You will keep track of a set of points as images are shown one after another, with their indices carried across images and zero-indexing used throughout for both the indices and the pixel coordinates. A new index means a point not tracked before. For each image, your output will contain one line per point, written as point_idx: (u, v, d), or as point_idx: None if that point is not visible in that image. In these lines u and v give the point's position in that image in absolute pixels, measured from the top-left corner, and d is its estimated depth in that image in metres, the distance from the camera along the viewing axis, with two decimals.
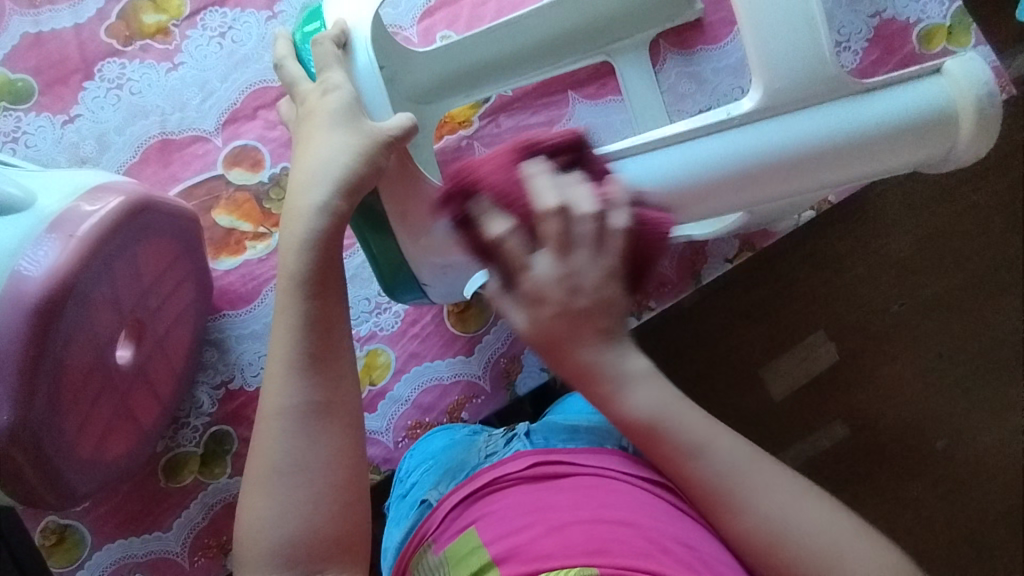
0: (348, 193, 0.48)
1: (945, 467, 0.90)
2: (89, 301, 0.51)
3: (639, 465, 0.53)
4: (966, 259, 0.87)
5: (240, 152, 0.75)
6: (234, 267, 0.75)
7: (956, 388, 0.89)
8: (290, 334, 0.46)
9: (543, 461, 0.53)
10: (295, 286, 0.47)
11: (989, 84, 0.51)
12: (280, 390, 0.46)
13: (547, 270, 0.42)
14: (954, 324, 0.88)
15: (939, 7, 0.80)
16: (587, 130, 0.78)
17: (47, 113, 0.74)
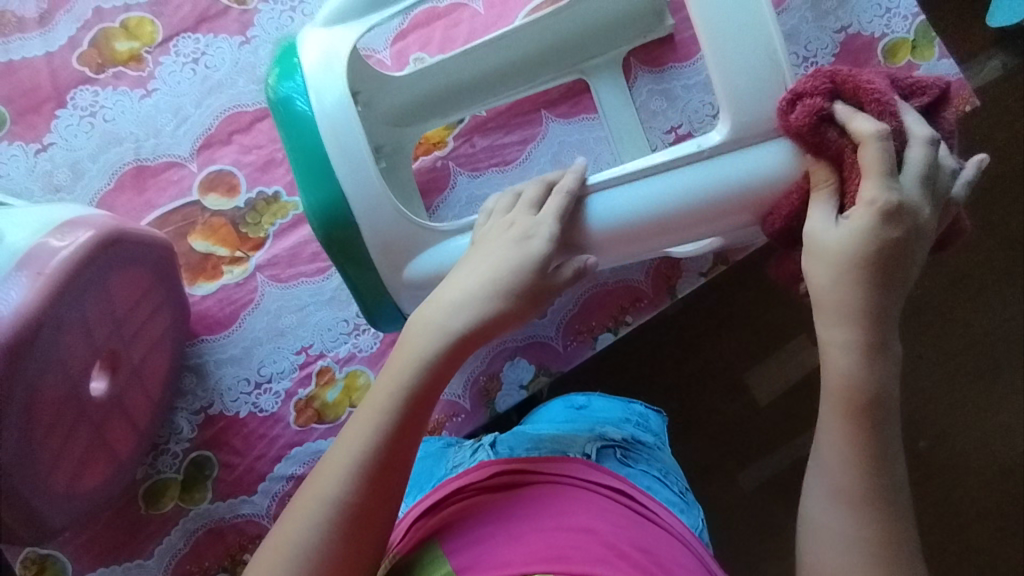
0: (475, 333, 0.49)
1: (925, 467, 0.90)
2: (60, 337, 0.52)
3: (599, 472, 0.56)
4: (944, 261, 0.89)
5: (215, 178, 0.75)
6: (212, 292, 0.75)
7: (936, 390, 0.90)
8: (364, 444, 0.46)
9: (504, 469, 0.56)
10: (387, 409, 0.47)
11: (943, 120, 0.53)
12: (330, 481, 0.46)
13: (891, 192, 0.45)
14: (939, 325, 0.90)
15: (904, 22, 0.81)
16: (562, 149, 0.79)
17: (20, 141, 0.74)
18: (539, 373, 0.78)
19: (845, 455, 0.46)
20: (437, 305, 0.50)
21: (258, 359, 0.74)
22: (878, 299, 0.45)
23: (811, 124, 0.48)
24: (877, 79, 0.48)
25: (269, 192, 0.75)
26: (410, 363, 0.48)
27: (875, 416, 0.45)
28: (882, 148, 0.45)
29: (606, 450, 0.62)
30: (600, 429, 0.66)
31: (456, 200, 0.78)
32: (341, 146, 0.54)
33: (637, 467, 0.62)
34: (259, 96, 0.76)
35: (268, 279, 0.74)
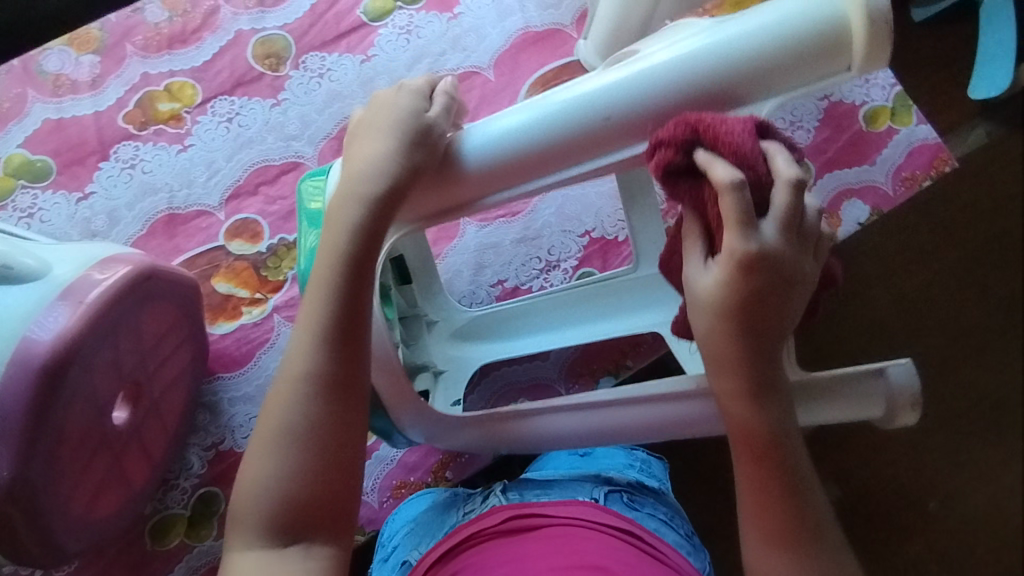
0: (383, 200, 0.47)
1: (935, 527, 0.93)
2: (93, 364, 0.55)
3: (606, 512, 0.58)
4: (943, 321, 0.95)
5: (241, 225, 0.81)
6: (230, 331, 0.79)
7: (940, 446, 0.94)
8: (318, 313, 0.47)
9: (515, 514, 0.58)
10: (318, 338, 0.46)
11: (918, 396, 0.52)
12: (302, 356, 0.47)
13: (773, 237, 0.41)
14: (945, 387, 0.93)
15: (882, 91, 0.88)
16: (565, 203, 0.84)
17: (63, 190, 0.80)
18: None
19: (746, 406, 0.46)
20: (332, 223, 0.47)
21: None
22: (742, 368, 0.45)
23: (669, 172, 0.42)
24: (738, 119, 0.40)
25: (290, 239, 0.81)
26: (324, 291, 0.47)
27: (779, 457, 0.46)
28: (743, 201, 0.39)
29: (612, 494, 0.65)
30: (606, 474, 0.67)
31: (463, 248, 0.83)
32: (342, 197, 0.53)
33: (644, 511, 0.64)
34: (286, 152, 0.83)
35: (285, 319, 0.78)
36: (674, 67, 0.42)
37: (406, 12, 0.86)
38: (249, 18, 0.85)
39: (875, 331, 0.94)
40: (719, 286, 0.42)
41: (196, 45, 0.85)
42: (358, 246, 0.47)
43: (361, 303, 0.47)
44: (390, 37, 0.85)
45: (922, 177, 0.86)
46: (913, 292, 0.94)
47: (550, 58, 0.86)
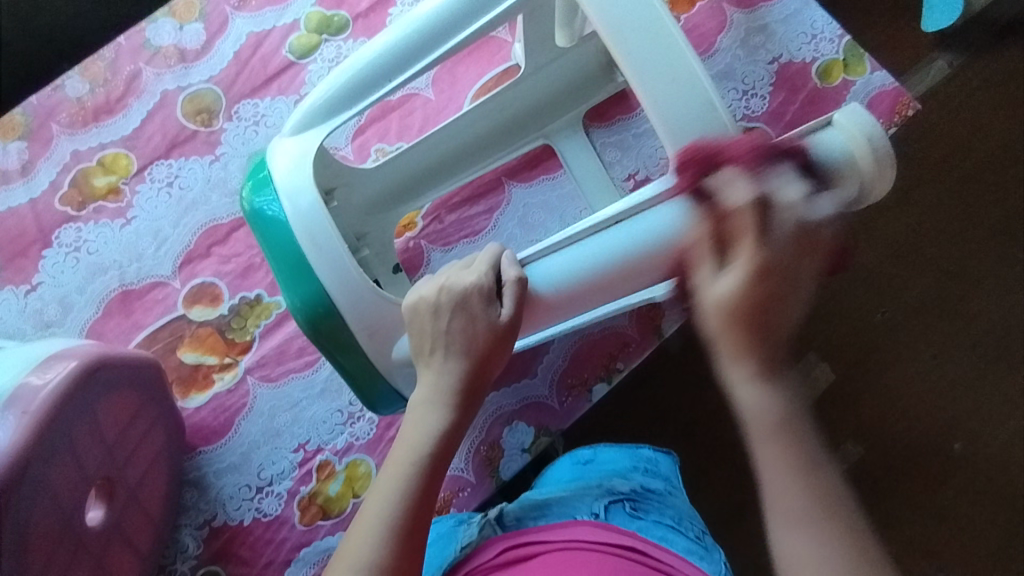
0: (464, 399, 0.50)
1: (965, 470, 0.90)
2: (50, 473, 0.52)
3: (605, 532, 0.55)
4: (935, 257, 0.93)
5: (199, 290, 0.78)
6: (204, 402, 0.76)
7: (955, 385, 0.92)
8: (389, 501, 0.46)
9: (513, 543, 0.56)
10: (381, 529, 0.45)
11: (875, 132, 0.53)
12: (360, 543, 0.45)
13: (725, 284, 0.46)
14: (943, 320, 0.92)
15: (831, 44, 0.86)
16: (527, 213, 0.82)
17: (10, 285, 0.77)
18: (539, 434, 0.77)
19: (757, 384, 0.45)
20: (415, 421, 0.49)
21: (257, 463, 0.74)
22: (751, 353, 0.45)
23: (698, 192, 0.50)
24: (741, 143, 0.49)
25: (251, 296, 0.78)
26: (392, 487, 0.46)
27: (794, 437, 0.44)
28: (757, 214, 0.46)
29: (614, 506, 0.61)
30: (608, 483, 0.65)
31: (432, 276, 0.80)
32: (320, 251, 0.52)
33: (647, 518, 0.61)
34: (233, 207, 0.80)
35: (258, 380, 0.76)
36: None
37: (333, 43, 0.83)
38: (172, 76, 0.82)
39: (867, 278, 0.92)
40: (739, 289, 0.45)
41: (123, 113, 0.82)
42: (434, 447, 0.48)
43: (429, 501, 0.47)
44: (321, 72, 0.82)
45: (886, 125, 0.83)
46: (898, 235, 0.93)
47: (487, 66, 0.83)
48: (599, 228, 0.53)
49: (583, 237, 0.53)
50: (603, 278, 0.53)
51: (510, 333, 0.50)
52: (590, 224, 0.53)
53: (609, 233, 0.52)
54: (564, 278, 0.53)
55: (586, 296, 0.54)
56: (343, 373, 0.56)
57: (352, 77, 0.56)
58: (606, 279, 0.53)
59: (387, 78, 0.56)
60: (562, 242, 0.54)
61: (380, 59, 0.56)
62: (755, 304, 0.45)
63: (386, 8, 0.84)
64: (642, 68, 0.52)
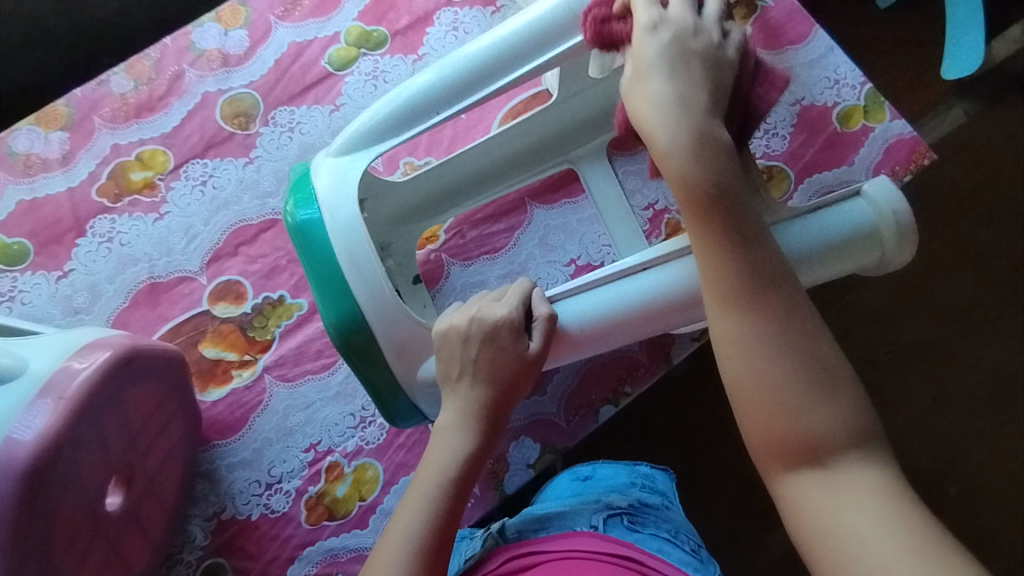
0: (488, 424, 0.53)
1: (956, 512, 0.92)
2: (79, 457, 0.54)
3: (604, 542, 0.57)
4: (942, 303, 0.95)
5: (224, 287, 0.80)
6: (222, 397, 0.78)
7: (953, 429, 0.93)
8: (416, 519, 0.49)
9: (515, 555, 0.58)
10: (409, 546, 0.48)
11: (902, 210, 0.56)
12: (387, 560, 0.47)
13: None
14: (945, 364, 0.94)
15: (852, 90, 0.88)
16: (547, 234, 0.84)
17: (42, 270, 0.80)
18: (544, 451, 0.79)
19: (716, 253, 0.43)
20: (440, 443, 0.52)
21: (268, 460, 0.76)
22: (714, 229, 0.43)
23: (601, 24, 0.53)
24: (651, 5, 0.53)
25: (275, 297, 0.80)
26: (418, 510, 0.49)
27: (764, 309, 0.42)
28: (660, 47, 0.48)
29: (613, 520, 0.64)
30: (606, 498, 0.67)
31: (451, 289, 0.82)
32: (361, 270, 0.54)
33: (644, 532, 0.63)
34: (263, 209, 0.82)
35: (276, 379, 0.78)
36: None
37: (371, 57, 0.86)
38: (214, 79, 0.85)
39: (875, 318, 0.94)
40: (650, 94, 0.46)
41: (163, 111, 0.84)
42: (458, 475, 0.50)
43: (452, 520, 0.49)
44: (357, 85, 0.85)
45: (902, 173, 0.85)
46: (906, 279, 0.95)
47: (518, 89, 0.86)
48: (618, 275, 0.55)
49: (609, 279, 0.55)
50: (623, 320, 0.55)
51: (533, 368, 0.53)
52: (614, 268, 0.56)
53: (626, 280, 0.55)
54: (583, 318, 0.55)
55: (609, 334, 0.56)
56: (369, 387, 0.58)
57: (402, 105, 0.59)
58: (623, 323, 0.55)
59: (436, 108, 0.59)
60: (591, 282, 0.56)
61: (429, 89, 0.58)
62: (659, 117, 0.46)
63: (424, 27, 0.87)
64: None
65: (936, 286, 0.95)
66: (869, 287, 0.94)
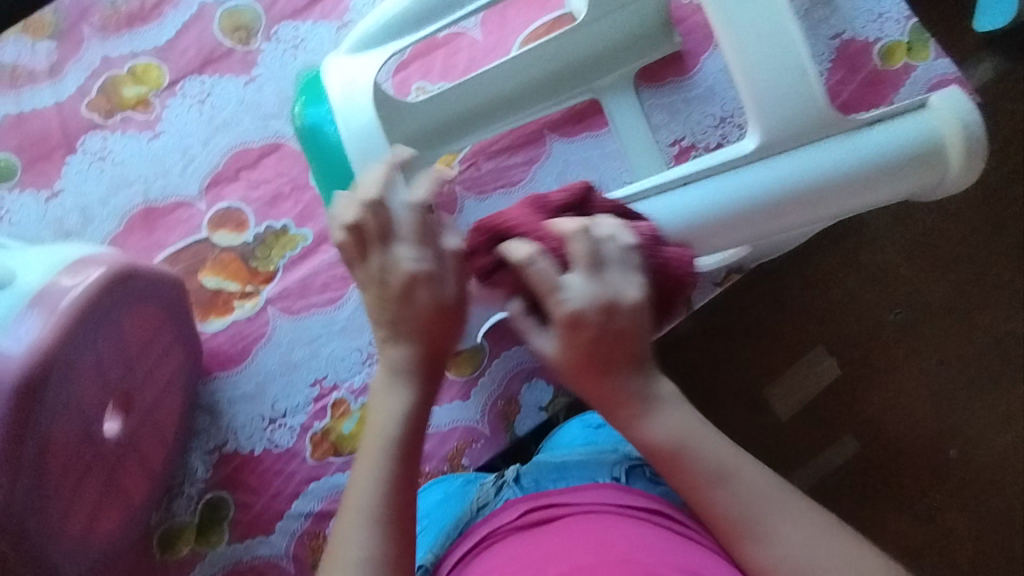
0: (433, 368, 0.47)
1: (955, 478, 0.83)
2: (71, 378, 0.50)
3: (631, 499, 0.53)
4: (964, 258, 0.85)
5: (225, 214, 0.76)
6: (223, 328, 0.74)
7: (961, 391, 0.84)
8: (371, 491, 0.44)
9: (534, 506, 0.54)
10: (367, 522, 0.43)
11: (973, 117, 0.50)
12: (352, 540, 0.42)
13: (580, 289, 0.40)
14: (962, 324, 0.84)
15: (897, 25, 0.82)
16: (566, 168, 0.79)
17: (31, 189, 0.75)
18: (557, 394, 0.76)
19: (658, 410, 0.44)
20: (375, 406, 0.47)
21: (272, 394, 0.73)
22: (644, 375, 0.44)
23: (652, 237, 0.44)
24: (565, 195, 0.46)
25: (278, 225, 0.76)
26: (371, 479, 0.44)
27: (682, 465, 0.43)
28: (587, 244, 0.41)
29: (634, 471, 0.59)
30: (623, 449, 0.63)
31: (464, 224, 0.78)
32: (377, 175, 0.50)
33: (667, 486, 0.59)
34: (265, 132, 0.77)
35: (280, 312, 0.74)
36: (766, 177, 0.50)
37: None
38: None
39: (888, 276, 0.84)
40: (559, 345, 0.42)
41: (157, 22, 0.78)
42: (407, 420, 0.46)
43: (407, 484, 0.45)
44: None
45: None
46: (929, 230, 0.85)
47: (540, 11, 0.80)
48: (711, 173, 0.51)
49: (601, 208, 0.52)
50: None
51: (458, 313, 0.46)
52: (705, 165, 0.51)
53: (723, 178, 0.51)
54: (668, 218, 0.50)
55: None
56: None
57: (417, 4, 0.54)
58: (727, 222, 0.50)
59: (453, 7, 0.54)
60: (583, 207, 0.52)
61: None
62: (573, 359, 0.42)
63: None
64: (732, 7, 0.50)
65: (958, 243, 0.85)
66: (883, 246, 0.84)
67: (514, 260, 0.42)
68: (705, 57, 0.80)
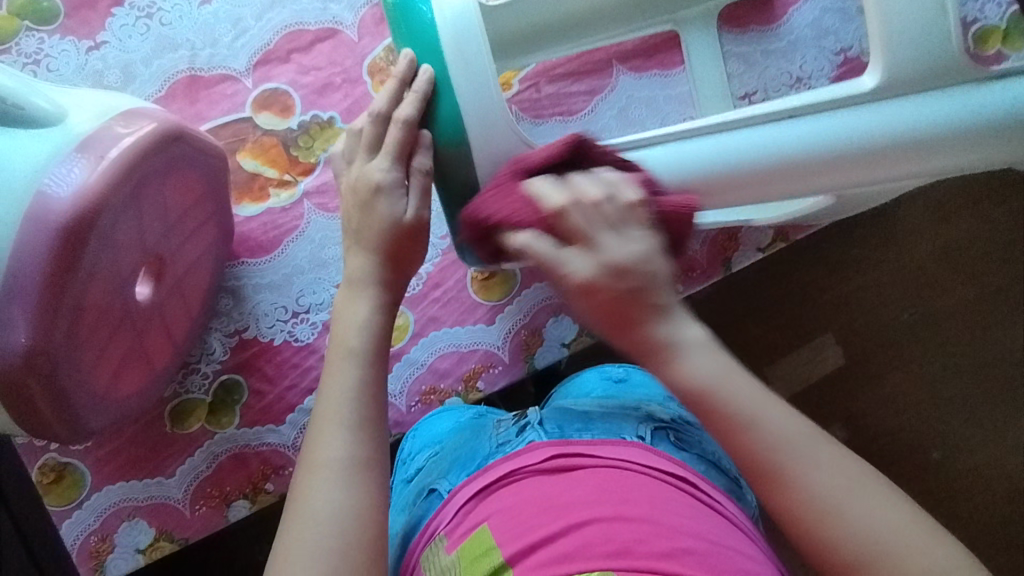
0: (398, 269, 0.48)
1: (937, 479, 0.85)
2: (115, 232, 0.48)
3: (656, 458, 0.51)
4: (982, 274, 0.86)
5: (270, 96, 0.72)
6: (257, 213, 0.72)
7: (954, 397, 0.86)
8: (350, 395, 0.43)
9: (561, 453, 0.50)
10: (341, 425, 0.42)
11: None
12: (328, 444, 0.42)
13: (611, 248, 0.39)
14: (968, 336, 0.86)
15: (998, 8, 0.77)
16: (627, 105, 0.76)
17: (72, 37, 0.71)
18: (581, 333, 0.76)
19: (697, 352, 0.40)
20: (341, 318, 0.46)
21: (298, 288, 0.72)
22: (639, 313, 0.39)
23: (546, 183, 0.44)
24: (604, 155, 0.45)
25: (324, 117, 0.73)
26: (347, 382, 0.43)
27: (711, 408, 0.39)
28: (585, 211, 0.39)
29: (659, 432, 0.57)
30: (646, 407, 0.61)
31: None
32: (469, 64, 0.47)
33: (693, 452, 0.57)
34: (322, 15, 0.73)
35: (315, 207, 0.72)
36: (790, 141, 0.49)
37: None
38: None
39: (907, 278, 0.85)
40: (587, 280, 0.39)
41: None
42: (374, 326, 0.46)
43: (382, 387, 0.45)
44: None
45: None
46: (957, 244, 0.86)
47: None
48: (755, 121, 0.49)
49: None
50: None
51: (416, 237, 0.48)
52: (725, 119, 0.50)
53: (760, 129, 0.49)
54: (769, 148, 0.49)
55: None
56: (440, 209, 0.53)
57: None
58: (757, 176, 0.49)
59: None
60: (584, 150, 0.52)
61: None
62: (608, 308, 0.39)
63: None
64: None
65: (982, 256, 0.86)
66: (908, 247, 0.85)
67: (558, 208, 0.40)
68: (794, 8, 0.75)
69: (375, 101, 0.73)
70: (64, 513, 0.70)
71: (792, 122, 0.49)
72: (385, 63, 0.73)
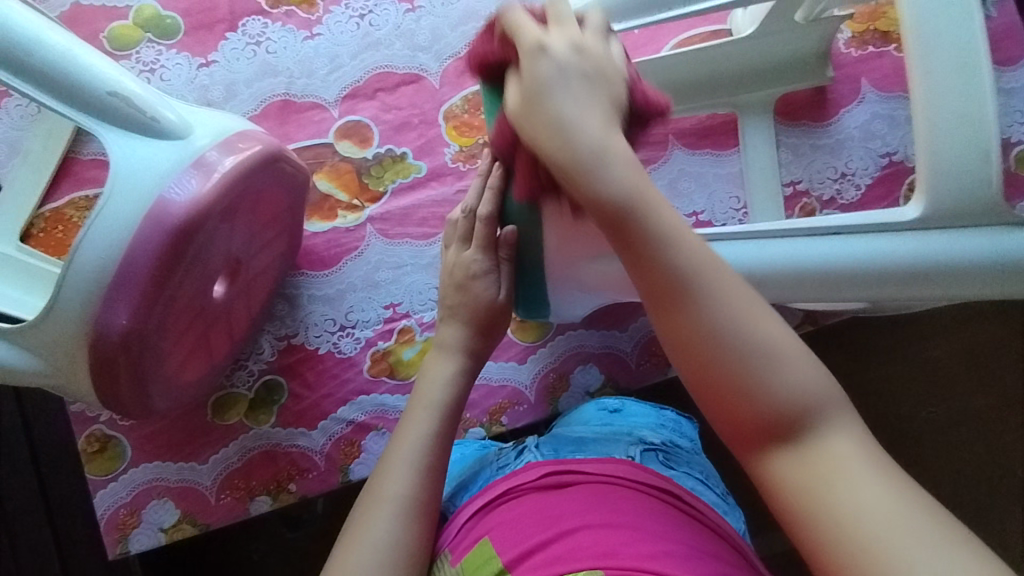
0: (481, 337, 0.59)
1: None
2: (212, 235, 0.55)
3: (648, 476, 0.53)
4: (1004, 384, 0.87)
5: (352, 127, 0.79)
6: (323, 231, 0.78)
7: (960, 500, 0.87)
8: (422, 438, 0.53)
9: (555, 470, 0.54)
10: (410, 460, 0.52)
11: None
12: (394, 475, 0.51)
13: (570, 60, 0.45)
14: (981, 442, 0.87)
15: None
16: (678, 178, 0.81)
17: (187, 53, 0.79)
18: (605, 383, 0.79)
19: (602, 171, 0.40)
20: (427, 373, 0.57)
21: (348, 304, 0.77)
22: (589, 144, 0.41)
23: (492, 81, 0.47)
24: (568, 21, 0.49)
25: (397, 152, 0.79)
26: (422, 426, 0.54)
27: (632, 230, 0.40)
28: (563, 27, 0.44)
29: (648, 453, 0.61)
30: (638, 433, 0.64)
31: None
32: None
33: (679, 471, 0.61)
34: (410, 62, 0.80)
35: (376, 232, 0.78)
36: (792, 256, 0.54)
37: None
38: None
39: (927, 377, 0.88)
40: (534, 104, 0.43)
41: None
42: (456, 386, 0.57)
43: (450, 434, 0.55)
44: None
45: None
46: (982, 352, 0.88)
47: (699, 22, 0.81)
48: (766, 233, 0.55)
49: None
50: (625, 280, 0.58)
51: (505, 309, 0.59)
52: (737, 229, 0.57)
53: (767, 240, 0.55)
54: (837, 257, 0.53)
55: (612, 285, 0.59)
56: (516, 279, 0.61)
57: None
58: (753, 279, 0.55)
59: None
60: None
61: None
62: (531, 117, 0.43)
63: None
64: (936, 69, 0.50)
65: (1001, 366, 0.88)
66: (932, 346, 0.87)
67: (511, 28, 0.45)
68: (846, 109, 0.80)
69: (446, 144, 0.79)
70: (100, 483, 0.74)
71: (789, 241, 0.55)
72: (460, 111, 0.80)
